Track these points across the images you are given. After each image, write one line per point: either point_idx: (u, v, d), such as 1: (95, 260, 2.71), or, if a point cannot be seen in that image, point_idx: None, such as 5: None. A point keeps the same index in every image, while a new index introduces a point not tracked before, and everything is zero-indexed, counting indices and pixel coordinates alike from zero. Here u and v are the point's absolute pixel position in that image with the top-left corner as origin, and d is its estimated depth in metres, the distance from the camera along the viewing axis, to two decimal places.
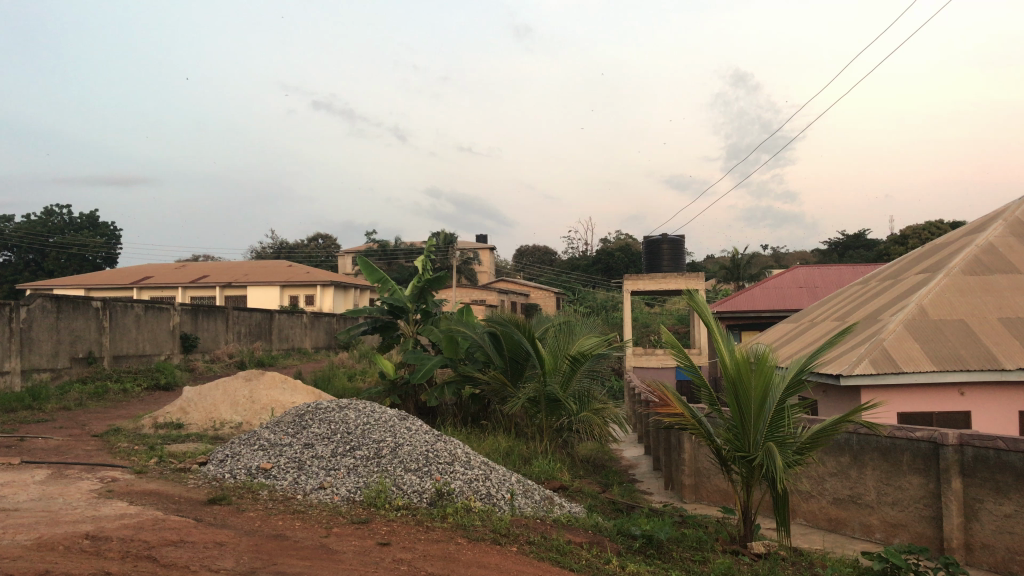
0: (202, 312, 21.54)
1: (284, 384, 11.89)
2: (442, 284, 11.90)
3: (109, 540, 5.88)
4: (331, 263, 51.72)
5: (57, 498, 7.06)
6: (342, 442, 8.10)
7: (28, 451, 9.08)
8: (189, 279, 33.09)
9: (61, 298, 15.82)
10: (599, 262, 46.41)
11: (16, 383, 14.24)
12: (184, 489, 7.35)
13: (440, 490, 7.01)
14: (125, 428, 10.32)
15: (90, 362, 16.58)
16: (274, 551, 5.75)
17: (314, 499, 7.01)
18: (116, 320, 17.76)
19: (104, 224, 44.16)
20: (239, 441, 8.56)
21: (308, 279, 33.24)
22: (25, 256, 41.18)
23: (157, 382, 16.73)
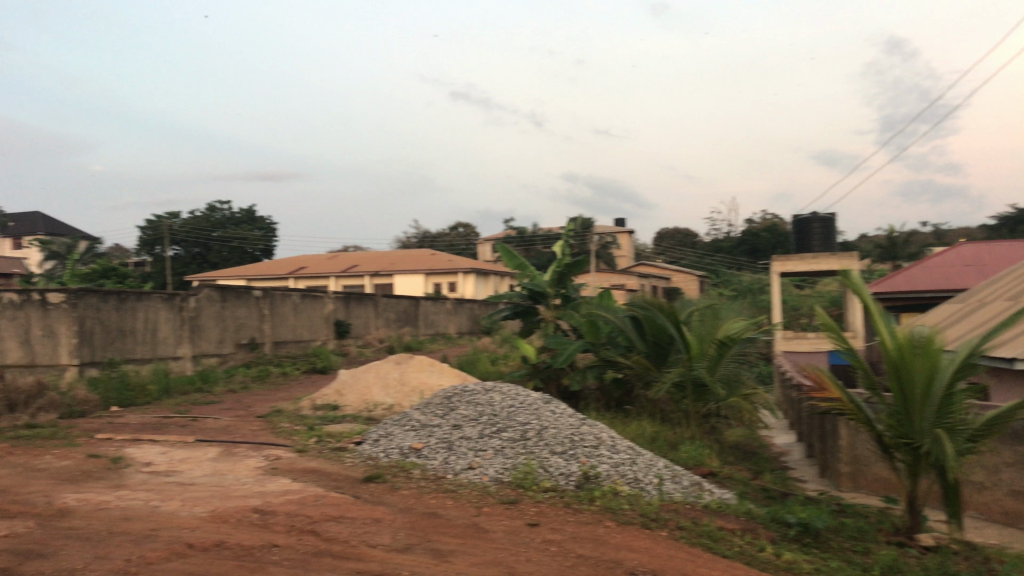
0: (353, 300, 22.46)
1: (432, 367, 12.14)
2: (582, 269, 11.83)
3: (276, 514, 6.25)
4: (472, 251, 52.72)
5: (227, 474, 7.59)
6: (488, 424, 8.25)
7: (202, 430, 9.78)
8: (340, 269, 34.59)
9: (225, 288, 16.82)
10: (744, 243, 45.20)
11: (188, 367, 15.40)
12: (342, 467, 7.71)
13: (587, 473, 7.03)
14: (286, 410, 10.92)
15: (253, 348, 17.63)
16: (428, 528, 5.94)
17: (464, 479, 7.18)
18: (275, 308, 18.76)
19: (262, 218, 46.83)
20: (391, 422, 8.86)
21: (450, 267, 33.95)
22: (191, 250, 43.94)
23: (314, 366, 17.58)
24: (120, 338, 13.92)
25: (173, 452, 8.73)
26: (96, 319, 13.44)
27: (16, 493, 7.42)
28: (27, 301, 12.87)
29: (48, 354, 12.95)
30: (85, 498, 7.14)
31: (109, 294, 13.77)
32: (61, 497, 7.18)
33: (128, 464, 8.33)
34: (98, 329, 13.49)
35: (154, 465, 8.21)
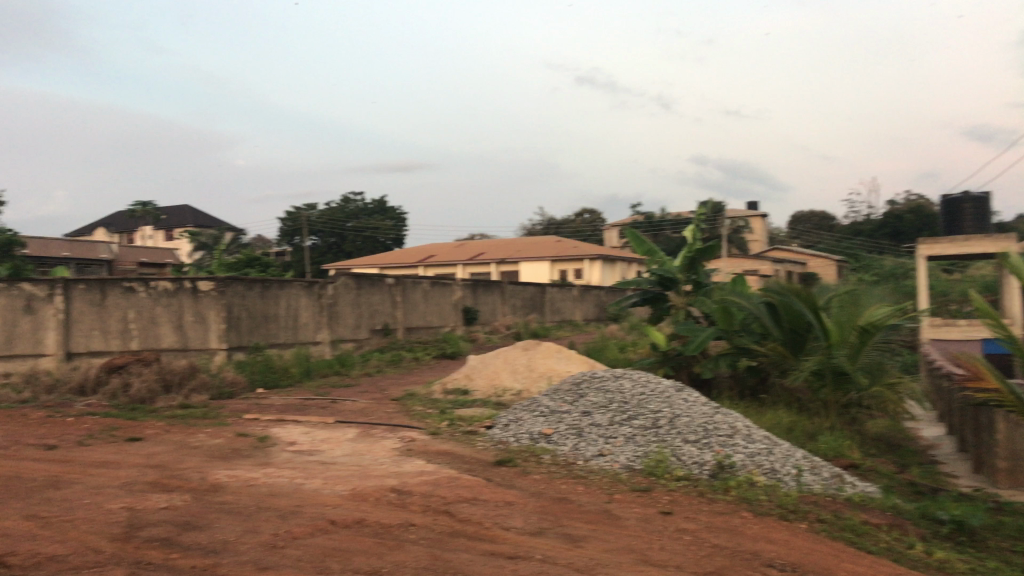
0: (481, 287, 22.80)
1: (560, 353, 12.15)
2: (714, 254, 11.56)
3: (412, 494, 6.43)
4: (599, 237, 52.50)
5: (365, 454, 7.87)
6: (619, 411, 8.20)
7: (341, 412, 10.19)
8: (468, 256, 35.22)
9: (360, 276, 17.40)
10: (887, 225, 43.08)
11: (327, 352, 16.06)
12: (473, 450, 7.85)
13: (722, 463, 6.88)
14: (419, 393, 11.22)
15: (386, 333, 18.20)
16: (560, 513, 5.96)
17: (594, 465, 7.17)
18: (407, 295, 19.27)
19: (393, 208, 47.89)
20: (521, 408, 8.95)
21: (577, 253, 33.89)
22: (328, 240, 45.93)
23: (444, 351, 17.97)
24: (264, 323, 14.66)
25: (314, 432, 9.12)
26: (242, 306, 14.21)
27: (174, 468, 7.95)
28: (180, 289, 13.73)
29: (200, 338, 13.80)
30: (235, 474, 7.57)
31: (254, 282, 14.52)
32: (214, 473, 7.64)
33: (274, 443, 8.77)
34: (244, 315, 14.25)
35: (297, 444, 8.61)
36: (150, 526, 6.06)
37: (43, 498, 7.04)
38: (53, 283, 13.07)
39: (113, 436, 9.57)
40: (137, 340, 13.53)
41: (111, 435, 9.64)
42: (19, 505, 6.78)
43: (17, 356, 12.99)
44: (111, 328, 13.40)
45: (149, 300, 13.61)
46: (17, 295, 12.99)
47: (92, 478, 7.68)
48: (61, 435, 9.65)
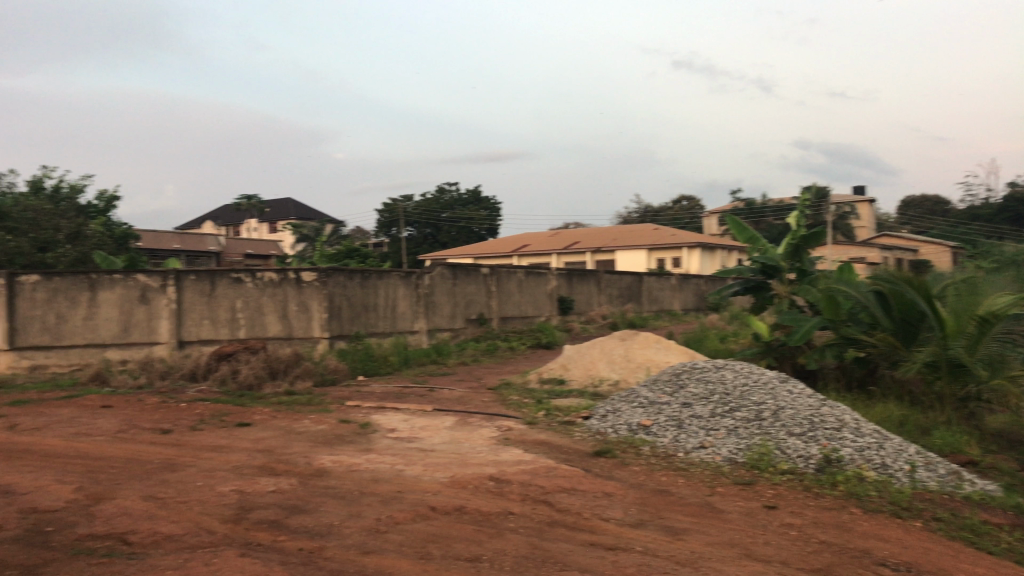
0: (577, 276, 22.73)
1: (658, 344, 11.95)
2: (819, 241, 11.18)
3: (511, 483, 6.46)
4: (696, 225, 51.62)
5: (463, 442, 7.95)
6: (720, 403, 8.03)
7: (439, 400, 10.33)
8: (562, 245, 35.18)
9: (456, 265, 17.59)
10: (1007, 209, 40.91)
11: (424, 341, 16.32)
12: (571, 440, 7.83)
13: (829, 457, 6.65)
14: (515, 382, 11.29)
15: (482, 322, 18.36)
16: (660, 505, 5.89)
17: (695, 457, 7.05)
18: (503, 284, 19.39)
19: (487, 198, 48.24)
20: (619, 398, 8.88)
21: (674, 241, 33.40)
22: (424, 231, 46.70)
23: (540, 341, 18.00)
24: (363, 313, 15.00)
25: (414, 420, 9.27)
26: (343, 295, 14.58)
27: (280, 453, 8.22)
28: (284, 279, 14.17)
29: (303, 328, 14.23)
30: (339, 459, 7.77)
31: (354, 272, 14.86)
32: (318, 458, 7.86)
33: (375, 429, 8.96)
34: (345, 305, 14.61)
35: (397, 431, 8.77)
36: (259, 509, 6.27)
37: (160, 479, 7.38)
38: (166, 274, 13.73)
39: (224, 421, 9.97)
40: (244, 328, 14.05)
41: (221, 420, 10.04)
42: (138, 486, 7.14)
43: (134, 343, 13.70)
44: (220, 317, 13.96)
45: (255, 290, 14.09)
46: (134, 286, 13.68)
47: (204, 461, 8.01)
48: (175, 420, 10.11)
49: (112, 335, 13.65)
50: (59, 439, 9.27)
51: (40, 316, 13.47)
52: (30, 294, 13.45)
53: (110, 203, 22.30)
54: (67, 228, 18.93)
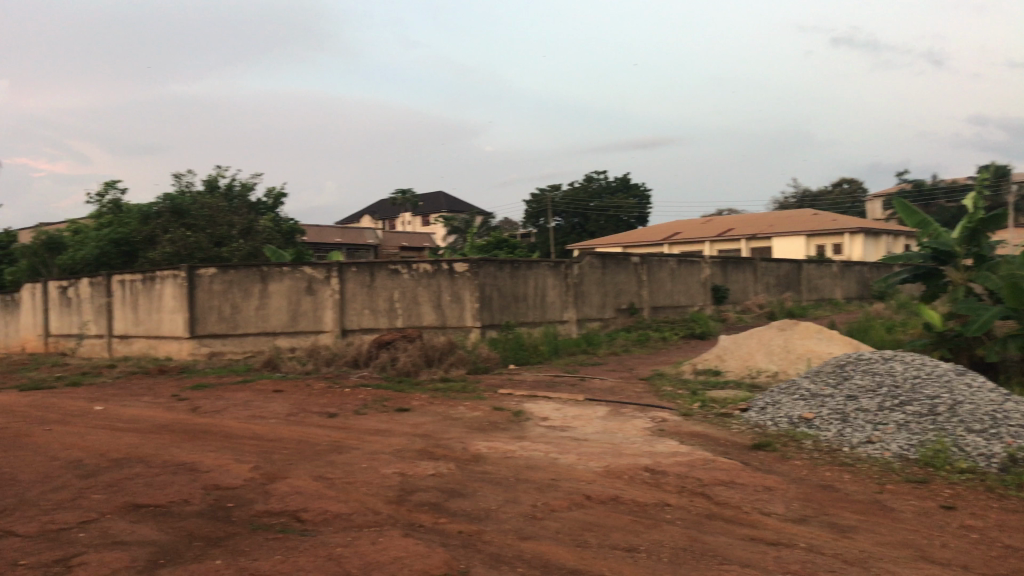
0: (731, 264, 22.14)
1: (820, 334, 11.42)
2: (999, 223, 10.38)
3: (667, 474, 6.39)
4: (859, 209, 49.08)
5: (617, 433, 7.94)
6: (889, 396, 7.62)
7: (592, 390, 10.35)
8: (715, 233, 34.37)
9: (606, 255, 17.54)
10: None
11: (574, 331, 16.39)
12: (728, 433, 7.65)
13: (1014, 456, 6.17)
14: (668, 373, 11.16)
15: (632, 312, 18.23)
16: (825, 501, 5.66)
17: (862, 453, 6.73)
18: (653, 274, 19.16)
19: (636, 185, 47.63)
20: (778, 390, 8.59)
21: (835, 227, 31.90)
22: (571, 221, 47.01)
23: (692, 331, 17.65)
24: (514, 303, 15.23)
25: (567, 409, 9.33)
26: (494, 285, 14.85)
27: (438, 438, 8.48)
28: (438, 270, 14.57)
29: (456, 317, 14.61)
30: (494, 446, 7.93)
31: (505, 263, 15.09)
32: (474, 444, 8.06)
33: (528, 417, 9.08)
34: (496, 295, 14.88)
35: (551, 420, 8.86)
36: (420, 491, 6.50)
37: (327, 460, 7.79)
38: (330, 267, 14.44)
39: (384, 406, 10.39)
40: (401, 318, 14.57)
41: (382, 405, 10.48)
42: (308, 466, 7.56)
43: (301, 331, 14.51)
44: (379, 307, 14.53)
45: (411, 281, 14.57)
46: (300, 277, 14.47)
47: (368, 445, 8.39)
48: (340, 404, 10.63)
49: (281, 324, 14.51)
50: (237, 421, 9.95)
51: (218, 306, 14.49)
52: (209, 286, 14.49)
53: (277, 199, 23.68)
54: (241, 224, 20.25)
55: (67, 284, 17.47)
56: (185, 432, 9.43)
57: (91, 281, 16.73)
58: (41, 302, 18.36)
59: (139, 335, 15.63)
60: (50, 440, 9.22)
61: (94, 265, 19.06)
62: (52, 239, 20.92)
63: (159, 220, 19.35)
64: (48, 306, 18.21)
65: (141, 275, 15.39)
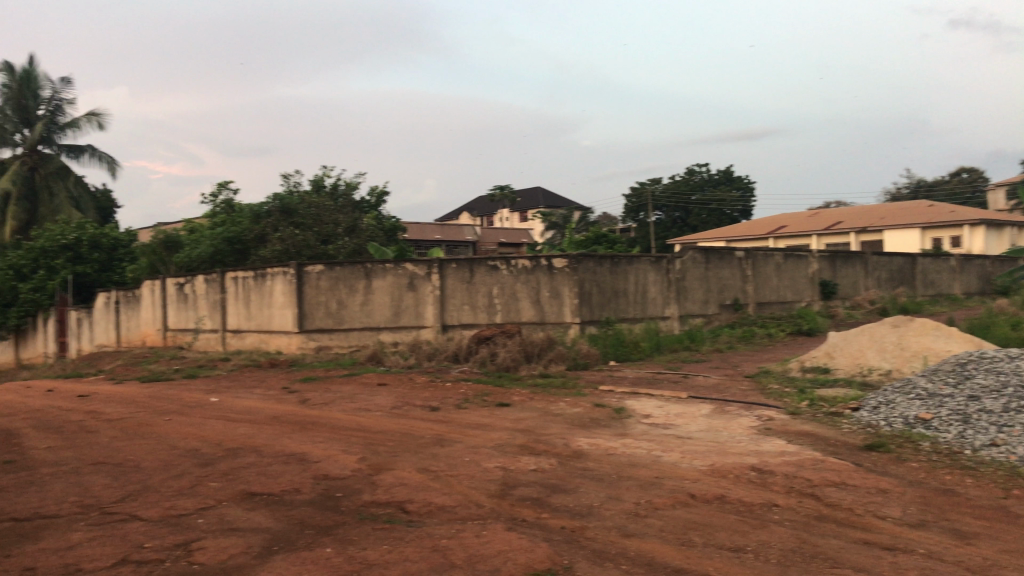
0: (840, 258, 21.40)
1: (938, 331, 10.92)
2: None
3: (774, 474, 6.25)
4: (979, 199, 46.69)
5: (721, 431, 7.81)
6: (1014, 397, 7.22)
7: (694, 387, 10.21)
8: (823, 226, 33.33)
9: (709, 250, 17.23)
10: None
11: (676, 327, 16.18)
12: (839, 433, 7.41)
13: None
14: (775, 371, 10.89)
15: (736, 308, 17.86)
16: (945, 505, 5.42)
17: (984, 456, 6.41)
18: (758, 269, 18.71)
19: (739, 178, 46.60)
20: (893, 389, 8.27)
21: (952, 219, 30.45)
22: (673, 214, 46.26)
23: (799, 327, 17.17)
24: (614, 298, 15.14)
25: (669, 406, 9.23)
26: (593, 281, 14.80)
27: (539, 434, 8.52)
28: (537, 266, 14.62)
29: (555, 313, 14.62)
30: (596, 442, 7.91)
31: (604, 258, 15.03)
32: (576, 440, 8.06)
33: (630, 414, 9.02)
34: (596, 291, 14.83)
35: (653, 417, 8.77)
36: (522, 486, 6.55)
37: (431, 453, 7.94)
38: (430, 263, 14.68)
39: (486, 401, 10.51)
40: (501, 313, 14.68)
41: (483, 399, 10.60)
42: (412, 458, 7.72)
43: (404, 327, 14.81)
44: (479, 303, 14.69)
45: (510, 277, 14.67)
46: (402, 274, 14.76)
47: (470, 438, 8.50)
48: (443, 398, 10.81)
49: (385, 320, 14.85)
50: (343, 413, 10.25)
51: (324, 302, 14.95)
52: (316, 282, 14.96)
53: (380, 197, 24.21)
54: (345, 222, 20.72)
55: (184, 281, 18.33)
56: (294, 424, 9.77)
57: (206, 278, 17.51)
58: (160, 298, 19.32)
59: (251, 330, 16.28)
60: (170, 430, 9.71)
61: (209, 262, 19.93)
62: (169, 237, 21.98)
63: (268, 219, 20.07)
64: (166, 301, 19.15)
65: (252, 272, 16.02)
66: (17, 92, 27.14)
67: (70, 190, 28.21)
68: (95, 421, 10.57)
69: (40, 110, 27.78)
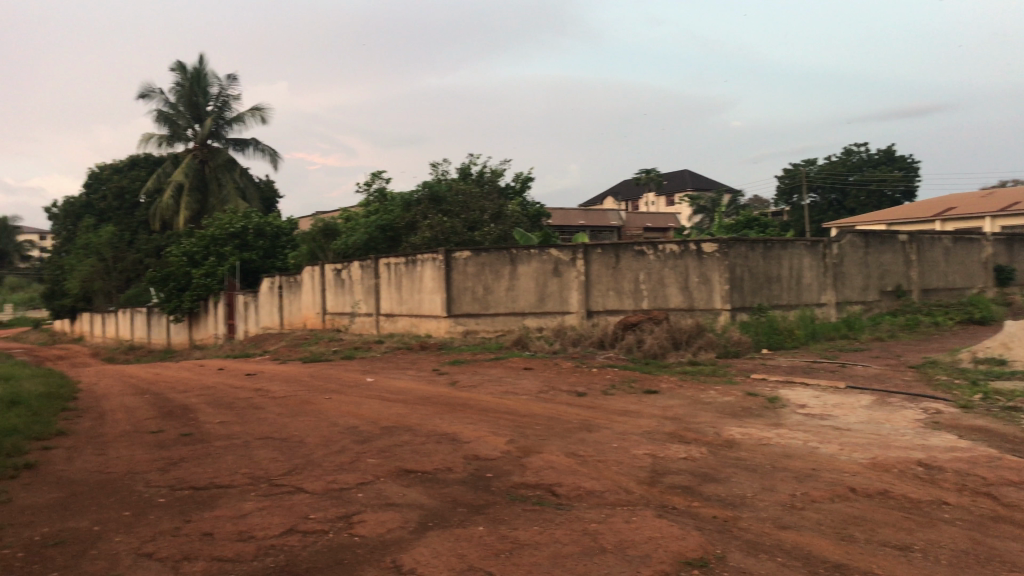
0: (1018, 242, 19.86)
1: None
2: None
3: (943, 471, 5.91)
4: None
5: (884, 423, 7.45)
6: None
7: (853, 377, 9.78)
8: (998, 207, 30.98)
9: (869, 233, 16.40)
10: None
11: (832, 314, 15.54)
12: (1018, 429, 6.90)
13: None
14: (943, 362, 10.26)
15: (899, 295, 16.94)
16: None
17: None
18: (924, 253, 17.64)
19: (902, 157, 44.10)
20: None
21: None
22: (828, 197, 44.41)
23: (970, 316, 16.08)
24: (767, 284, 14.69)
25: (826, 396, 8.89)
26: (745, 266, 14.41)
27: (689, 422, 8.40)
28: (686, 250, 14.39)
29: (705, 299, 14.35)
30: (748, 432, 7.72)
31: (757, 243, 14.59)
32: (727, 429, 7.90)
33: (784, 404, 8.74)
34: (748, 276, 14.44)
35: (809, 408, 8.47)
36: (672, 473, 6.50)
37: (579, 438, 7.99)
38: (575, 248, 14.72)
39: (633, 387, 10.47)
40: (648, 299, 14.54)
41: (631, 386, 10.57)
42: (561, 442, 7.81)
43: (549, 312, 14.94)
44: (625, 288, 14.60)
45: (658, 262, 14.50)
46: (548, 259, 14.87)
47: (617, 424, 8.49)
48: (589, 384, 10.85)
49: (531, 305, 15.02)
50: (492, 396, 10.47)
51: (471, 287, 15.30)
52: (463, 268, 15.33)
53: (525, 183, 24.47)
54: (492, 208, 21.16)
55: (341, 267, 19.21)
56: (445, 405, 10.08)
57: (360, 264, 18.27)
58: (319, 283, 20.33)
59: (402, 314, 16.89)
60: (330, 408, 10.24)
61: (363, 249, 20.76)
62: (327, 226, 23.09)
63: (418, 206, 20.74)
64: (324, 286, 20.14)
65: (403, 258, 16.58)
66: (188, 90, 29.19)
67: (237, 181, 30.09)
68: (262, 398, 11.31)
69: (209, 107, 29.77)
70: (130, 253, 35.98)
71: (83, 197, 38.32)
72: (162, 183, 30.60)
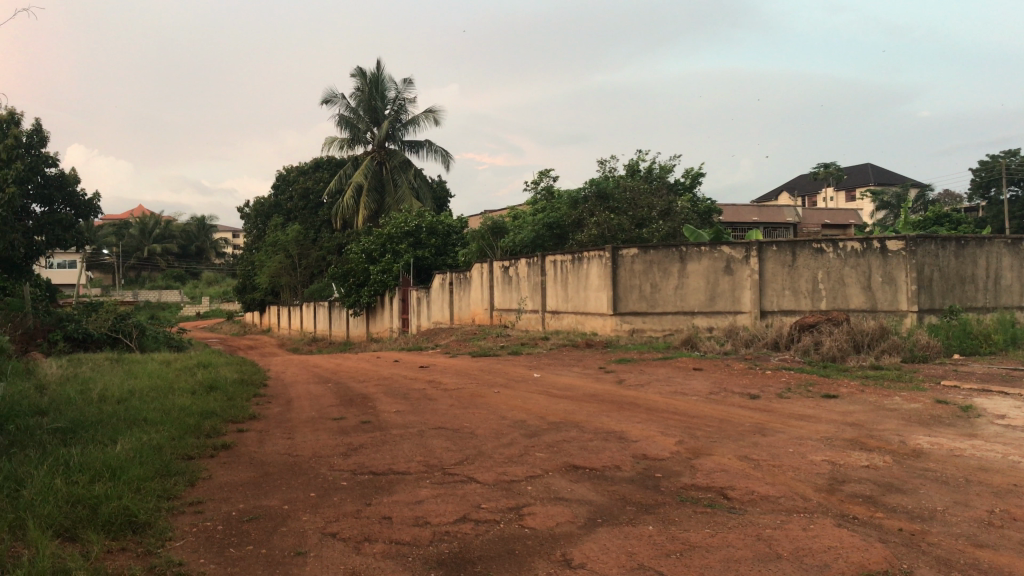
0: None
1: None
2: None
3: None
4: None
5: None
6: None
7: None
8: None
9: None
10: None
11: None
12: None
13: None
14: None
15: None
16: None
17: None
18: None
19: None
20: None
21: None
22: None
23: None
24: (960, 285, 13.72)
25: None
26: (935, 266, 13.49)
27: (872, 429, 7.99)
28: (869, 249, 13.64)
29: (889, 300, 13.56)
30: (938, 442, 7.26)
31: (948, 240, 13.63)
32: (914, 438, 7.46)
33: (980, 414, 8.13)
34: (938, 276, 13.52)
35: (1009, 419, 7.84)
36: (853, 482, 6.21)
37: (752, 441, 7.79)
38: (749, 246, 14.31)
39: (809, 391, 10.07)
40: (826, 300, 13.92)
41: (807, 390, 10.16)
42: (732, 445, 7.64)
43: (720, 311, 14.62)
44: (801, 288, 14.04)
45: (838, 260, 13.84)
46: (719, 257, 14.55)
47: (793, 429, 8.21)
48: (762, 386, 10.54)
49: (701, 304, 14.75)
50: (660, 395, 10.39)
51: (639, 285, 15.21)
52: (630, 265, 15.26)
53: (695, 179, 24.07)
54: (661, 206, 20.86)
55: (509, 264, 19.59)
56: (613, 402, 10.11)
57: (528, 261, 18.56)
58: (488, 279, 20.83)
59: (568, 311, 17.03)
60: (499, 401, 10.52)
61: (531, 246, 21.11)
62: (496, 223, 23.63)
63: (585, 204, 20.83)
64: (493, 283, 20.60)
65: (570, 255, 16.70)
66: (367, 95, 30.73)
67: (412, 182, 31.33)
68: (435, 390, 11.76)
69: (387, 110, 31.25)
70: (314, 250, 38.31)
71: (275, 198, 41.23)
72: (343, 184, 32.37)
